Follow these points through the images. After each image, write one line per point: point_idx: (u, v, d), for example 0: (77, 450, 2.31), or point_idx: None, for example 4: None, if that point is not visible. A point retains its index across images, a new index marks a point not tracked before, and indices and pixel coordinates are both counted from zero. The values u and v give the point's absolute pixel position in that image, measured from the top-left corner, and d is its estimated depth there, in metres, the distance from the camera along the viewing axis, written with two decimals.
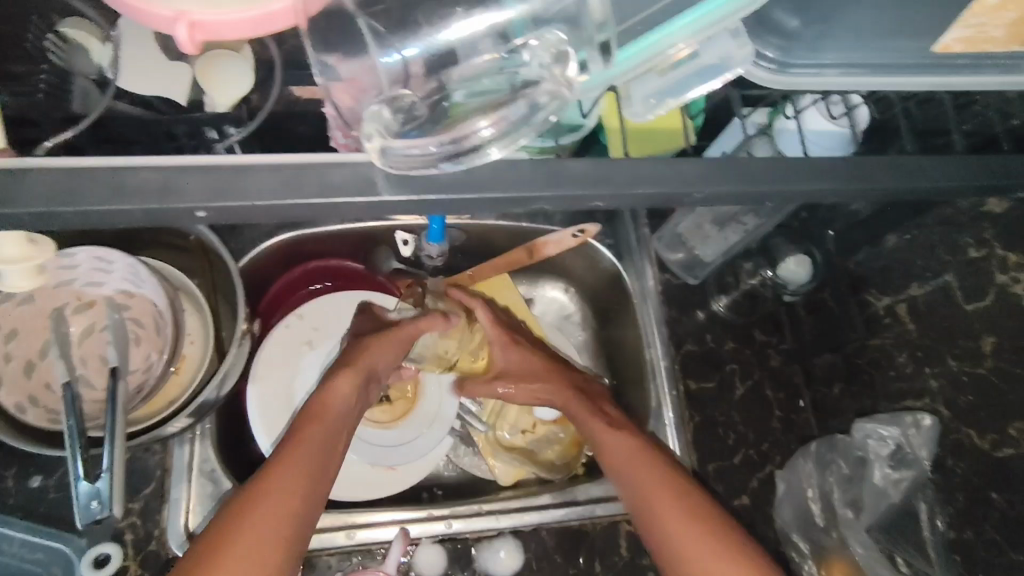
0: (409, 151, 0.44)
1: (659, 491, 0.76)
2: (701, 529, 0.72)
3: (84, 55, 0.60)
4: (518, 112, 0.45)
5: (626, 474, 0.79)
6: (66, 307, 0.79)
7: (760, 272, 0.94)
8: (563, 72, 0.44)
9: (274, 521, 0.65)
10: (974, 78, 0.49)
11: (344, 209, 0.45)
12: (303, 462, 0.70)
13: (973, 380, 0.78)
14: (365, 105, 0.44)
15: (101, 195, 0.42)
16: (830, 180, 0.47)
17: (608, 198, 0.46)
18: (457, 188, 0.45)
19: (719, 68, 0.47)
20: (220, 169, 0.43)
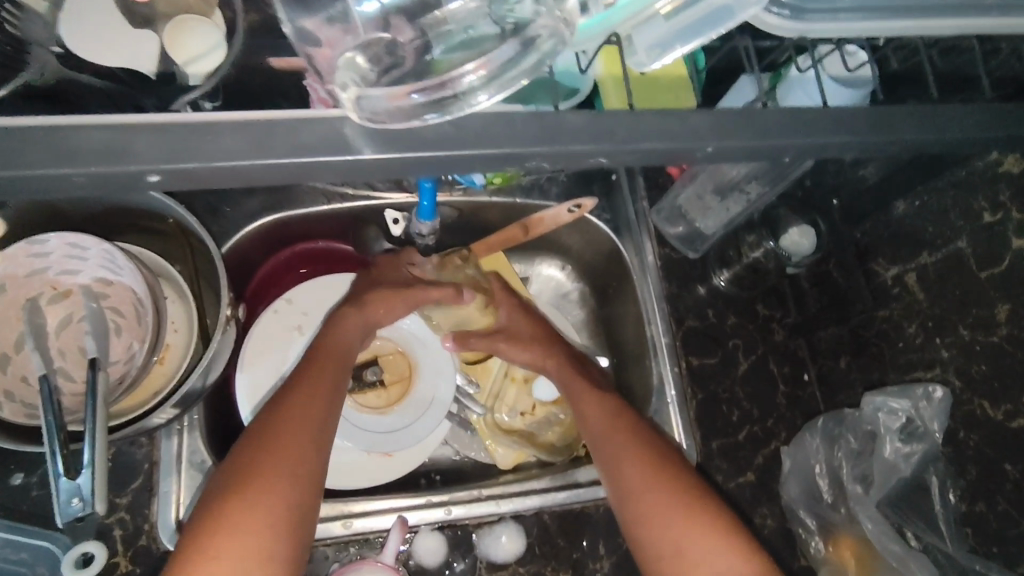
0: (391, 102, 0.39)
1: (652, 479, 0.73)
2: (698, 521, 0.69)
3: (41, 24, 0.56)
4: (506, 52, 0.39)
5: (615, 460, 0.75)
6: (40, 297, 0.75)
7: (762, 244, 0.88)
8: (563, 5, 0.40)
9: (292, 459, 0.65)
10: (1006, 20, 0.45)
11: (320, 170, 0.40)
12: (314, 401, 0.70)
13: (986, 349, 0.76)
14: (337, 57, 0.40)
15: (37, 156, 0.37)
16: (850, 133, 0.44)
17: (608, 153, 0.42)
18: (447, 145, 0.41)
19: (729, 10, 0.43)
20: (180, 125, 0.39)
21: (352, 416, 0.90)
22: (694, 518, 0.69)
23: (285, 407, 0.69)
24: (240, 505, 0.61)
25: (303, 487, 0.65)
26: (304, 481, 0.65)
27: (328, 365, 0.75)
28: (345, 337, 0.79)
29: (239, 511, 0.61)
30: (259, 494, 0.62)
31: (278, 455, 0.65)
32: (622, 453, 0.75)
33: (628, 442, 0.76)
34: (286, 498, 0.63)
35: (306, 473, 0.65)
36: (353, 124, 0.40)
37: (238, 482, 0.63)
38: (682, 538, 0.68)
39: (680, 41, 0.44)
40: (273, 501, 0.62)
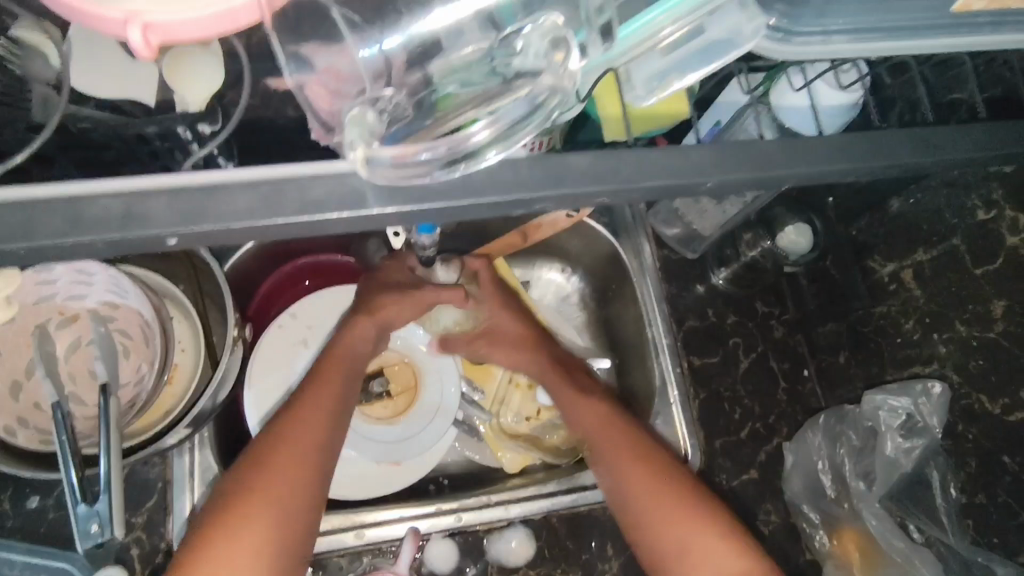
0: (400, 162, 0.38)
1: (646, 485, 0.74)
2: (694, 521, 0.72)
3: (41, 60, 0.55)
4: (517, 108, 0.39)
5: (611, 463, 0.77)
6: (48, 323, 0.75)
7: (760, 243, 0.90)
8: (564, 61, 0.39)
9: (293, 475, 0.67)
10: (993, 38, 0.46)
11: (332, 225, 0.41)
12: (317, 413, 0.72)
13: (982, 345, 0.76)
14: (345, 109, 0.39)
15: (57, 227, 0.37)
16: (847, 159, 0.45)
17: (613, 194, 0.43)
18: (447, 195, 0.41)
19: (727, 44, 0.44)
20: (190, 188, 0.39)
21: (359, 429, 0.91)
22: (688, 519, 0.72)
23: (290, 421, 0.70)
24: (239, 521, 0.63)
25: (303, 502, 0.67)
26: (305, 496, 0.67)
27: (334, 377, 0.76)
28: (352, 345, 0.79)
29: (243, 519, 0.63)
30: (260, 511, 0.64)
31: (279, 472, 0.67)
32: (617, 462, 0.77)
33: (624, 446, 0.77)
34: (287, 515, 0.65)
35: (306, 489, 0.67)
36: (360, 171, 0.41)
37: (238, 499, 0.65)
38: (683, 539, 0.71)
39: (677, 74, 0.45)
40: (275, 516, 0.64)
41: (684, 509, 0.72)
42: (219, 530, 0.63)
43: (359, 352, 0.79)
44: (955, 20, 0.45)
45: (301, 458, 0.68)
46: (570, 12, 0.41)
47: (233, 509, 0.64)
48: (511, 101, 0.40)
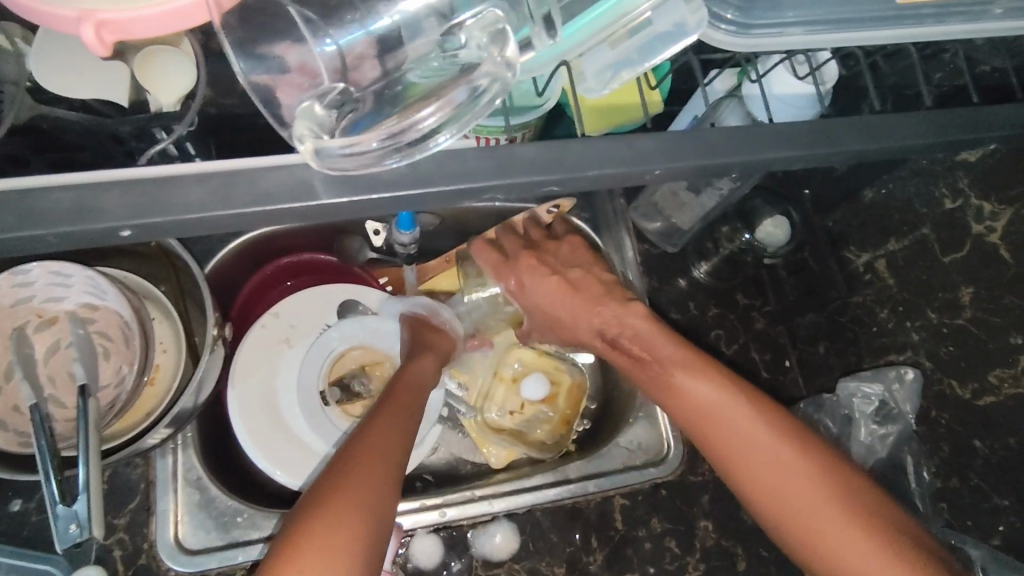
0: (347, 151, 0.39)
1: (769, 462, 0.62)
2: (827, 497, 0.59)
3: (13, 61, 0.56)
4: (462, 95, 0.40)
5: (727, 446, 0.65)
6: (27, 326, 0.75)
7: (736, 235, 0.94)
8: (502, 52, 0.40)
9: (375, 477, 0.61)
10: (943, 27, 0.47)
11: (285, 216, 0.42)
12: (388, 423, 0.67)
13: (953, 331, 0.78)
14: (295, 102, 0.40)
15: (11, 221, 0.38)
16: (800, 146, 0.46)
17: (560, 182, 0.43)
18: (408, 185, 0.41)
19: (675, 35, 0.44)
20: (141, 181, 0.39)
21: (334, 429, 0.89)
22: (816, 488, 0.60)
23: (366, 431, 0.65)
24: (307, 536, 0.55)
25: (383, 504, 0.60)
26: (382, 499, 0.60)
27: (405, 396, 0.73)
28: (417, 372, 0.78)
29: (309, 538, 0.55)
30: (344, 515, 0.57)
31: (356, 476, 0.60)
32: (747, 444, 0.64)
33: (741, 420, 0.65)
34: (372, 520, 0.58)
35: (386, 493, 0.61)
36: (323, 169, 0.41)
37: (315, 506, 0.57)
38: (812, 515, 0.59)
39: (629, 65, 0.46)
40: (354, 522, 0.57)
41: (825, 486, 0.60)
42: (299, 539, 0.55)
43: (425, 377, 0.79)
44: (904, 10, 0.46)
45: (379, 460, 0.62)
46: (511, 9, 0.42)
47: (311, 517, 0.56)
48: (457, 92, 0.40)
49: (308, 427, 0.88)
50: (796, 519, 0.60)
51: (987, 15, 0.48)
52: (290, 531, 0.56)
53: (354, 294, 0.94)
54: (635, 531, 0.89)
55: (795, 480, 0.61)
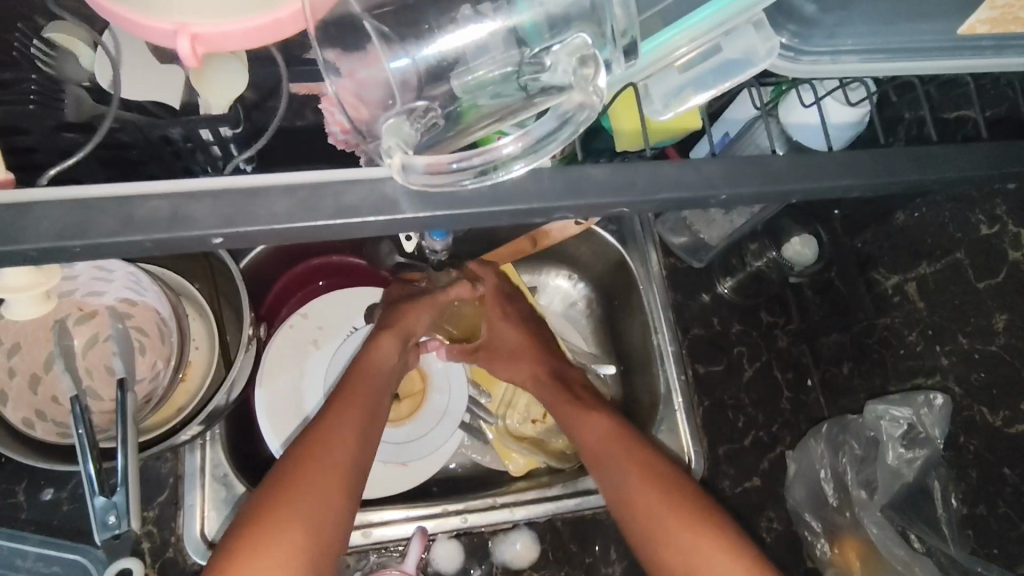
0: (431, 172, 0.39)
1: (651, 499, 0.74)
2: (708, 537, 0.71)
3: (73, 61, 0.57)
4: (546, 126, 0.39)
5: (616, 473, 0.78)
6: (67, 319, 0.76)
7: (766, 253, 0.91)
8: (592, 77, 0.40)
9: (326, 493, 0.67)
10: (996, 61, 0.48)
11: (366, 231, 0.42)
12: (348, 431, 0.72)
13: (985, 357, 0.77)
14: (381, 119, 0.41)
15: (110, 226, 0.39)
16: (856, 175, 0.46)
17: (632, 205, 0.44)
18: (481, 203, 0.42)
19: (743, 64, 0.45)
20: (232, 191, 0.40)
21: None
22: (691, 527, 0.72)
23: (314, 450, 0.70)
24: (265, 538, 0.63)
25: (329, 522, 0.66)
26: (335, 514, 0.67)
27: (366, 397, 0.77)
28: (378, 359, 0.81)
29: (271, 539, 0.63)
30: (292, 529, 0.64)
31: (311, 492, 0.67)
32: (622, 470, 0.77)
33: (626, 457, 0.78)
34: (319, 533, 0.65)
35: (337, 507, 0.67)
36: (396, 186, 0.42)
37: (250, 531, 0.63)
38: (693, 548, 0.70)
39: (693, 92, 0.47)
40: (298, 538, 0.64)
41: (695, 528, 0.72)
42: (246, 553, 0.62)
43: (387, 366, 0.81)
44: (962, 42, 0.47)
45: (334, 477, 0.69)
46: (593, 29, 0.42)
47: (256, 531, 0.63)
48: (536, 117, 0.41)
49: None
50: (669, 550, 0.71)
51: None
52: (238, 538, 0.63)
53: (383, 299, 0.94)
54: None
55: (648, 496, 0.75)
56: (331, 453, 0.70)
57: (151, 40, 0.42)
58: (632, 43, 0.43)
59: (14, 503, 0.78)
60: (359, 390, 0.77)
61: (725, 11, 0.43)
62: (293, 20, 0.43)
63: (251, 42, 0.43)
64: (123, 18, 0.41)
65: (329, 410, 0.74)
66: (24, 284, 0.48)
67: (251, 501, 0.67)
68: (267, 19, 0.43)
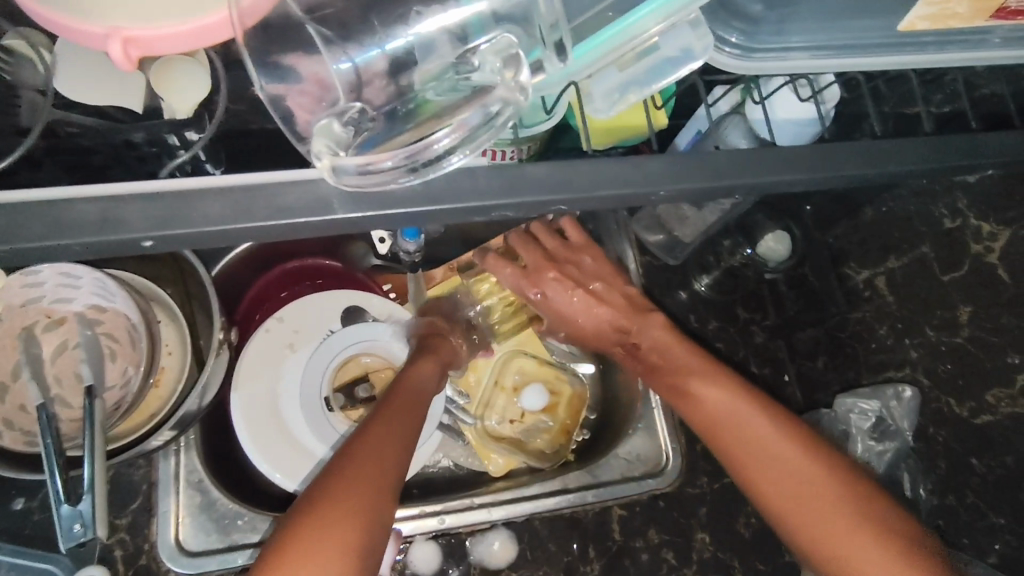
0: (363, 169, 0.39)
1: (795, 471, 0.64)
2: (830, 506, 0.61)
3: (30, 67, 0.56)
4: (474, 117, 0.41)
5: (729, 456, 0.69)
6: (35, 326, 0.75)
7: (739, 250, 0.96)
8: (515, 77, 0.41)
9: (374, 487, 0.60)
10: (942, 56, 0.48)
11: (312, 231, 0.42)
12: (393, 432, 0.66)
13: (951, 349, 0.78)
14: (314, 121, 0.41)
15: (37, 230, 0.38)
16: (801, 170, 0.47)
17: (570, 202, 0.44)
18: (416, 203, 0.42)
19: (680, 61, 0.45)
20: (163, 194, 0.40)
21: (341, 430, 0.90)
22: (845, 502, 0.61)
23: (359, 444, 0.63)
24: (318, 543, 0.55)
25: (379, 518, 0.59)
26: (381, 519, 0.58)
27: (408, 403, 0.72)
28: (417, 379, 0.78)
29: (320, 544, 0.55)
30: (332, 530, 0.56)
31: (350, 491, 0.58)
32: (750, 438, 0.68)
33: (756, 423, 0.68)
34: (359, 532, 0.57)
35: (380, 506, 0.59)
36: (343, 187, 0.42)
37: (298, 537, 0.55)
38: (819, 527, 0.61)
39: (636, 88, 0.47)
40: (342, 538, 0.56)
41: (832, 495, 0.62)
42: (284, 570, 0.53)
43: (425, 385, 0.78)
44: (901, 38, 0.47)
45: (377, 473, 0.61)
46: (523, 31, 0.42)
47: (299, 535, 0.55)
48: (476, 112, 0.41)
49: (308, 430, 0.89)
50: (802, 526, 0.62)
51: (983, 46, 0.50)
52: (282, 544, 0.55)
53: (358, 301, 0.94)
54: (634, 542, 0.89)
55: (770, 476, 0.65)
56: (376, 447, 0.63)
57: (86, 44, 0.42)
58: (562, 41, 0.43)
59: None
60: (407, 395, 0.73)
61: (664, 8, 0.43)
62: (222, 26, 0.43)
63: (185, 45, 0.43)
64: (59, 26, 0.42)
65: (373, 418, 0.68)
66: None
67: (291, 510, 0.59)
68: (198, 23, 0.43)
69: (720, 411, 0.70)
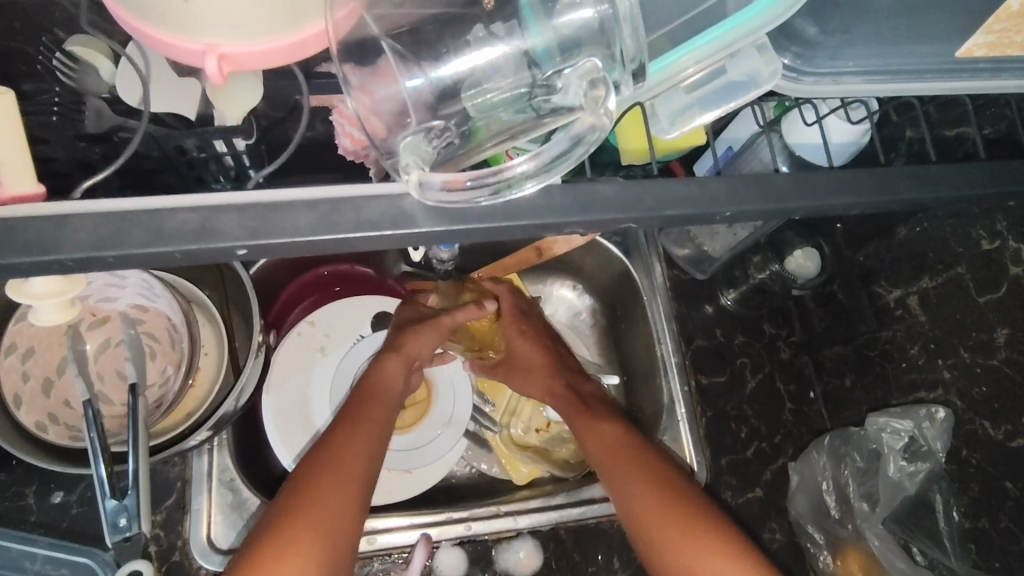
0: (448, 188, 0.40)
1: (658, 512, 0.72)
2: (686, 523, 0.71)
3: (94, 73, 0.58)
4: (557, 146, 0.40)
5: (620, 481, 0.77)
6: (80, 324, 0.78)
7: (767, 266, 0.91)
8: (602, 99, 0.41)
9: (337, 497, 0.67)
10: (995, 83, 0.50)
11: (382, 243, 0.43)
12: (354, 444, 0.72)
13: (987, 372, 0.77)
14: (397, 137, 0.43)
15: (143, 237, 0.40)
16: (855, 193, 0.48)
17: (637, 219, 0.45)
18: (493, 219, 0.43)
19: (747, 85, 0.47)
20: (257, 205, 0.41)
21: None
22: (709, 540, 0.69)
23: (325, 456, 0.70)
24: (286, 547, 0.63)
25: (345, 520, 0.67)
26: (345, 520, 0.67)
27: (369, 412, 0.77)
28: (384, 383, 0.80)
29: (289, 549, 0.63)
30: (301, 549, 0.63)
31: (316, 506, 0.66)
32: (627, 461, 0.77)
33: (632, 465, 0.77)
34: (324, 547, 0.64)
35: (344, 518, 0.67)
36: (412, 201, 0.43)
37: (269, 541, 0.64)
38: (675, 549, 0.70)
39: (700, 111, 0.48)
40: (304, 559, 0.63)
41: (699, 536, 0.70)
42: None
43: (391, 390, 0.80)
44: (960, 64, 0.49)
45: (343, 480, 0.69)
46: (602, 52, 0.43)
47: (256, 569, 0.62)
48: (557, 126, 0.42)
49: None
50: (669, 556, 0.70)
51: None
52: (248, 554, 0.63)
53: (388, 307, 0.95)
54: None
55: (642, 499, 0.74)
56: (348, 455, 0.71)
57: (180, 59, 0.44)
58: (641, 67, 0.43)
59: (24, 505, 0.79)
60: (367, 399, 0.78)
61: (732, 33, 0.44)
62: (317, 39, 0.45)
63: (278, 61, 0.45)
64: (154, 39, 0.43)
65: (338, 426, 0.74)
66: (49, 291, 0.49)
67: (268, 513, 0.67)
68: (287, 41, 0.45)
69: (605, 453, 0.80)
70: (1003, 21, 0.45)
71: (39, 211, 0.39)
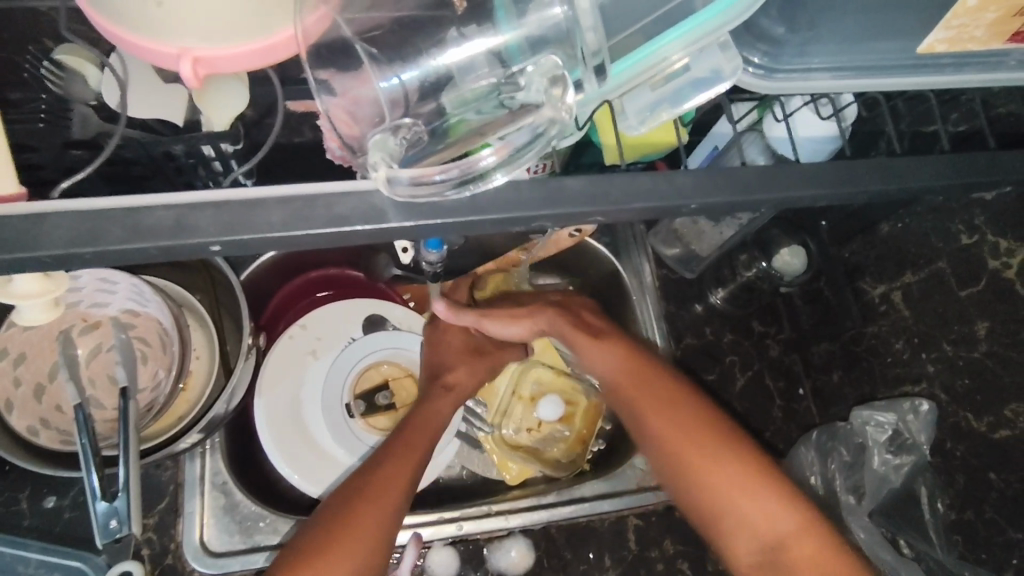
0: (417, 183, 0.41)
1: (681, 443, 0.71)
2: (720, 455, 0.69)
3: (81, 81, 0.58)
4: (522, 137, 0.43)
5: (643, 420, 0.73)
6: (72, 329, 0.79)
7: (755, 264, 0.92)
8: (562, 97, 0.42)
9: (375, 523, 0.69)
10: (958, 77, 0.51)
11: (356, 237, 0.44)
12: (396, 477, 0.73)
13: (969, 363, 0.79)
14: (370, 135, 0.44)
15: (121, 235, 0.41)
16: (824, 186, 0.49)
17: (607, 213, 0.46)
18: (460, 213, 0.44)
19: (711, 79, 0.48)
20: (233, 202, 0.42)
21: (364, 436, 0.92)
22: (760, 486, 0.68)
23: (367, 483, 0.71)
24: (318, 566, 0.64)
25: (376, 546, 0.68)
26: (375, 546, 0.68)
27: (416, 440, 0.78)
28: (435, 417, 0.82)
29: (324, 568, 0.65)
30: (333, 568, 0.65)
31: (350, 536, 0.67)
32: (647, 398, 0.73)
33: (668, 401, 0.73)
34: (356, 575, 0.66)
35: (377, 548, 0.68)
36: (383, 196, 0.44)
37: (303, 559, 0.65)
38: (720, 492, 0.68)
39: (668, 107, 0.49)
40: None
41: (756, 487, 0.68)
42: None
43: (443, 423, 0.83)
44: (921, 60, 0.50)
45: (381, 506, 0.70)
46: (565, 51, 0.45)
47: None
48: (516, 130, 0.43)
49: (330, 436, 0.90)
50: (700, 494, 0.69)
51: (1000, 67, 0.52)
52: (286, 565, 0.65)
53: (379, 310, 0.96)
54: (647, 551, 0.90)
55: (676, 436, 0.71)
56: (388, 482, 0.72)
57: (159, 62, 0.45)
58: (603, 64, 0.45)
59: (16, 511, 0.80)
60: (416, 430, 0.80)
61: (694, 31, 0.45)
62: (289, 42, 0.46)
63: (253, 62, 0.46)
64: (131, 44, 0.44)
65: (383, 454, 0.76)
66: (33, 291, 0.50)
67: (303, 532, 0.69)
68: (262, 43, 0.46)
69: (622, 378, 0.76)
70: (962, 16, 0.45)
71: (20, 209, 0.40)
